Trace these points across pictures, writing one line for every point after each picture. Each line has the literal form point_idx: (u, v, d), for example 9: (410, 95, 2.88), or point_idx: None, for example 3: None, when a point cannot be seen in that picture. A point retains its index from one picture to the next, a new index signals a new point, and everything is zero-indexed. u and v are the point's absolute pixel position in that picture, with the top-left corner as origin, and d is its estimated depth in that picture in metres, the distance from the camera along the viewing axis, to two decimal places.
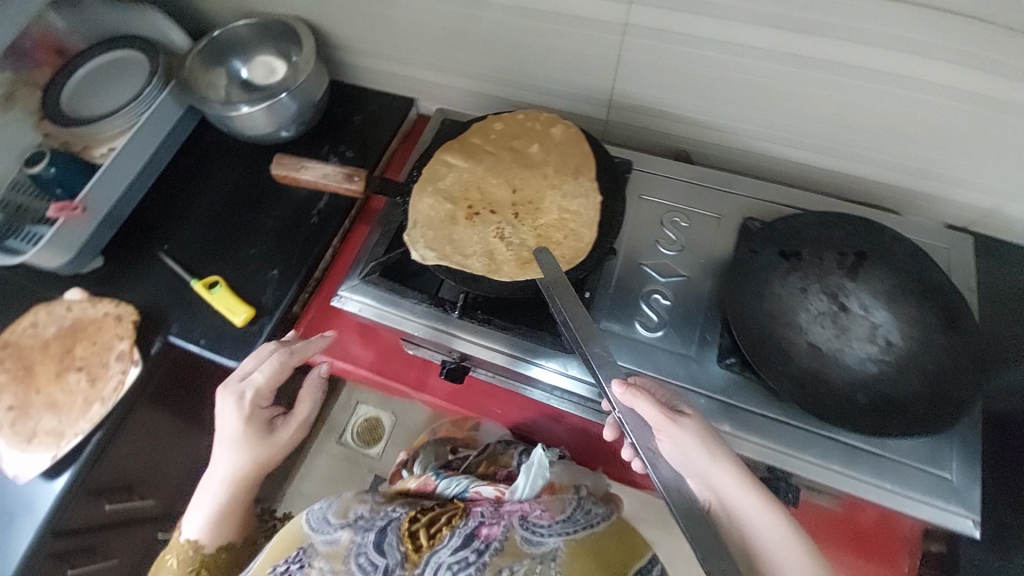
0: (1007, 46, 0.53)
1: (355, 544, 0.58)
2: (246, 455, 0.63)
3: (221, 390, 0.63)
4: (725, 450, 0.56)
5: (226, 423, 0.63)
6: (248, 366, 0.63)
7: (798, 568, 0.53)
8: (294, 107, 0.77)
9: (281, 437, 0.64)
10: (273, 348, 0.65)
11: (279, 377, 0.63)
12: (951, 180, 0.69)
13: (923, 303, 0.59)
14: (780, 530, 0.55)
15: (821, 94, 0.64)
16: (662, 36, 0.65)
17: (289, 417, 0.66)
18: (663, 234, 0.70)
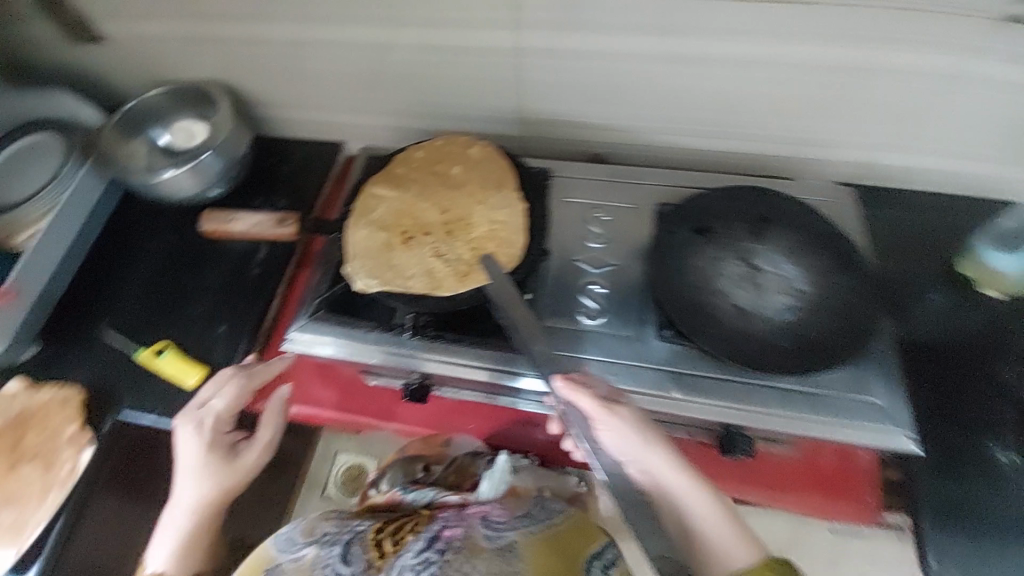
0: (872, 23, 0.70)
1: (321, 558, 0.61)
2: (210, 481, 0.66)
3: (181, 420, 0.68)
4: (659, 435, 0.60)
5: (189, 452, 0.67)
6: (206, 394, 0.69)
7: (727, 548, 0.57)
8: (219, 165, 0.90)
9: (244, 460, 0.68)
10: (231, 374, 0.71)
11: (236, 400, 0.69)
12: (822, 142, 0.86)
13: (822, 251, 0.69)
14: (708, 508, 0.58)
15: (700, 83, 0.81)
16: (553, 54, 0.81)
17: (251, 439, 0.69)
18: (589, 230, 0.78)
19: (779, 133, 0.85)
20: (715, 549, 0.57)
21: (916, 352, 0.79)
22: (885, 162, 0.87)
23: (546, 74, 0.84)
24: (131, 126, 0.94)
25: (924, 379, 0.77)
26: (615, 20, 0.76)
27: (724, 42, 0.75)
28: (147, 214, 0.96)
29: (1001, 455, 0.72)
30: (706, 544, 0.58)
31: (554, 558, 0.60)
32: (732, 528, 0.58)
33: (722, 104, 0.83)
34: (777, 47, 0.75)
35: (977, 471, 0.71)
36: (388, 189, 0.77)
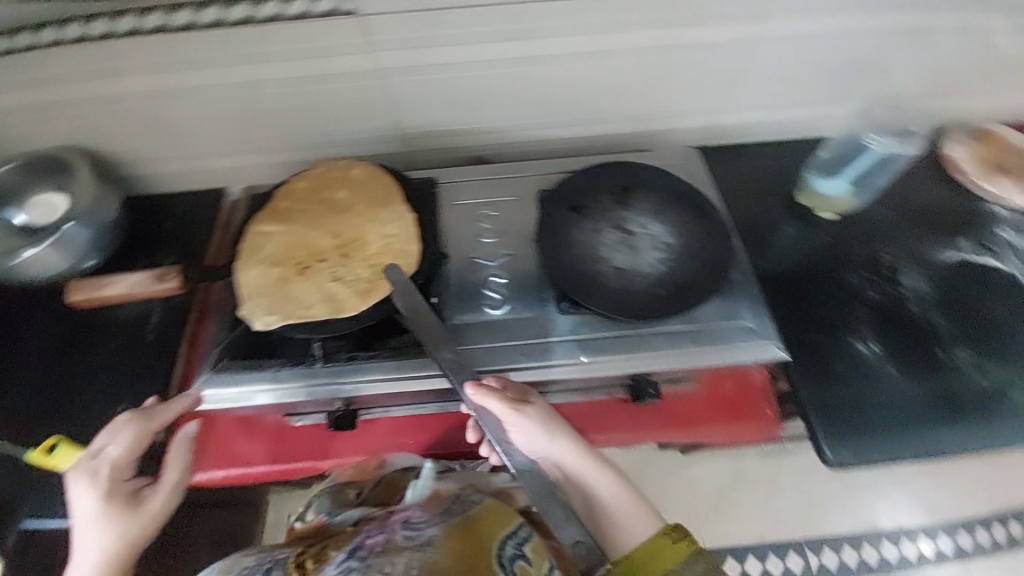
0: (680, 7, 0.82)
1: None
2: (111, 534, 0.59)
3: (73, 475, 0.62)
4: (565, 426, 0.69)
5: (85, 507, 0.61)
6: (102, 443, 0.65)
7: (629, 522, 0.67)
8: (87, 233, 0.84)
9: (149, 505, 0.62)
10: (127, 419, 0.67)
11: (137, 445, 0.65)
12: (669, 115, 0.97)
13: (678, 206, 0.79)
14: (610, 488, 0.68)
15: (557, 76, 0.88)
16: (417, 70, 0.85)
17: (157, 483, 0.64)
18: (481, 227, 0.83)
19: (633, 113, 0.96)
20: (620, 525, 0.67)
21: (779, 279, 0.91)
22: (723, 124, 1.01)
23: (415, 89, 0.87)
24: None
25: (789, 297, 0.90)
26: (468, 30, 0.81)
27: (566, 39, 0.84)
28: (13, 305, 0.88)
29: (860, 346, 0.86)
30: (612, 521, 0.67)
31: (470, 540, 0.58)
32: (631, 502, 0.68)
33: (579, 94, 0.91)
34: (612, 37, 0.84)
35: (845, 364, 0.85)
36: (275, 224, 0.77)
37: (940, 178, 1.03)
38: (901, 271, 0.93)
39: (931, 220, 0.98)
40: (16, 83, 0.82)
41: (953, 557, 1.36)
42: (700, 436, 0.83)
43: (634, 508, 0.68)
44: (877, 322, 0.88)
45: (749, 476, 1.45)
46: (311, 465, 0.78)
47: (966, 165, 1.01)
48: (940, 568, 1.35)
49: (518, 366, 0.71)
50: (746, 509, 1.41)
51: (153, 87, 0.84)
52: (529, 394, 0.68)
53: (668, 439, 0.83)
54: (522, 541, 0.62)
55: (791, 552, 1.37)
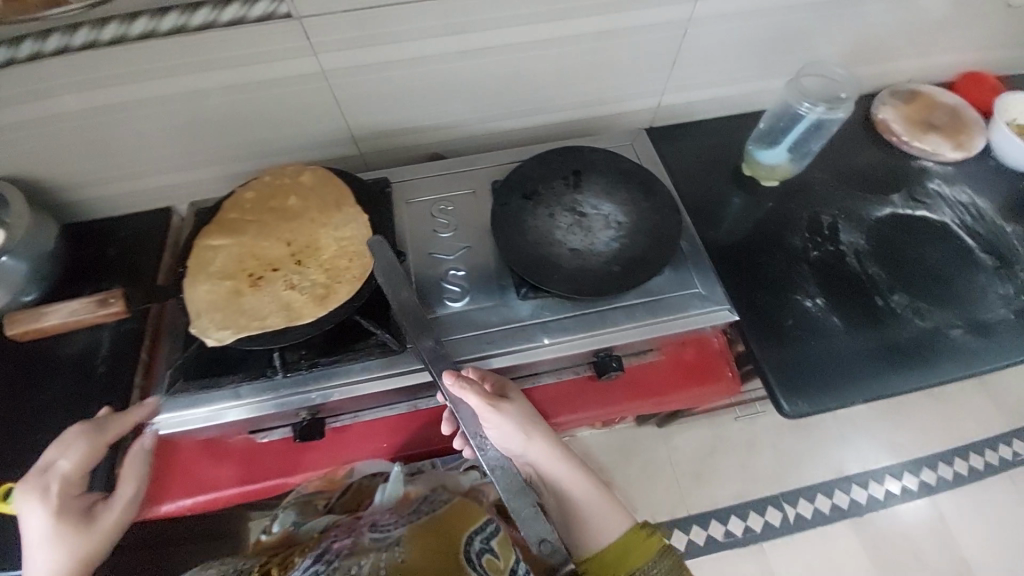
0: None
1: None
2: (62, 551, 0.56)
3: (17, 491, 0.59)
4: (541, 422, 0.72)
5: (32, 525, 0.57)
6: (50, 457, 0.61)
7: (596, 522, 0.69)
8: (23, 266, 0.80)
9: (105, 520, 0.60)
10: (77, 432, 0.63)
11: (89, 458, 0.62)
12: (616, 98, 1.00)
13: (627, 185, 0.81)
14: (580, 485, 0.71)
15: (504, 67, 0.88)
16: (363, 70, 0.83)
17: (112, 498, 0.62)
18: (438, 222, 0.83)
19: (581, 98, 0.98)
20: (590, 524, 0.69)
21: (730, 248, 0.96)
22: (667, 103, 1.05)
23: (362, 88, 0.86)
24: None
25: (740, 263, 0.94)
26: (414, 25, 0.78)
27: (515, 29, 0.83)
28: None
29: (808, 303, 0.91)
30: (581, 519, 0.69)
31: (438, 540, 0.62)
32: (601, 498, 0.70)
33: (527, 84, 0.92)
34: (562, 24, 0.84)
35: (795, 321, 0.89)
36: (224, 237, 0.75)
37: (876, 141, 1.09)
38: (841, 230, 0.99)
39: (866, 179, 1.04)
40: None
41: (917, 492, 1.45)
42: (667, 402, 0.87)
43: (604, 505, 0.70)
44: (822, 279, 0.93)
45: (724, 439, 1.51)
46: (283, 481, 0.78)
47: (897, 127, 1.08)
48: (906, 503, 1.44)
49: (483, 355, 0.72)
50: (726, 470, 1.47)
51: (81, 107, 0.78)
52: (506, 389, 0.70)
53: (637, 409, 0.86)
54: (489, 535, 0.67)
55: (771, 507, 1.43)
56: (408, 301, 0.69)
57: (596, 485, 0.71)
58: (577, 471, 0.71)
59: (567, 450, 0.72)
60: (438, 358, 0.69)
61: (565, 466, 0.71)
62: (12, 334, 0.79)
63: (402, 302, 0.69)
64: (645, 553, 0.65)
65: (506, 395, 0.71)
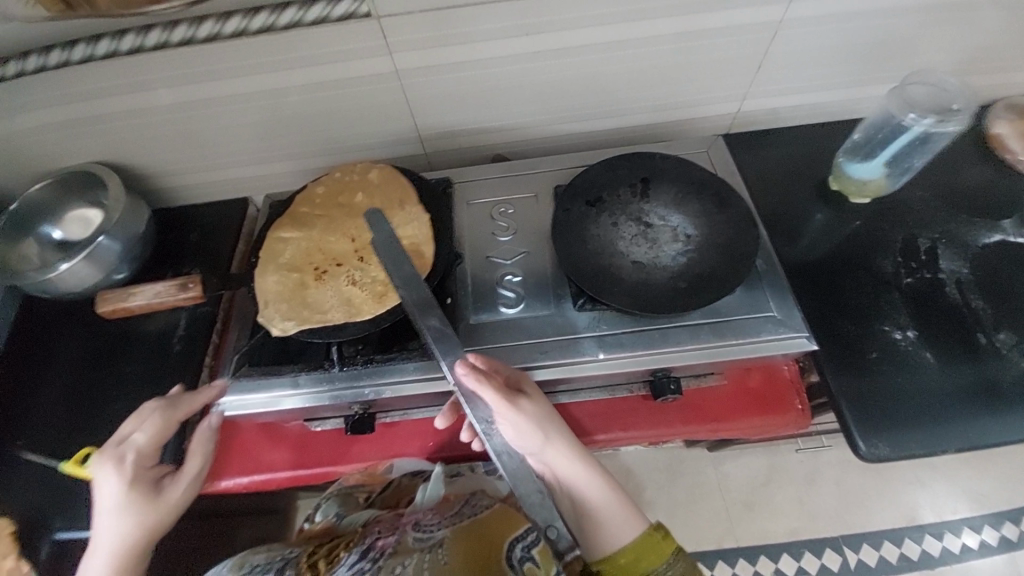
0: None
1: None
2: (133, 522, 0.60)
3: (97, 459, 0.63)
4: (559, 422, 0.67)
5: (107, 492, 0.61)
6: (127, 430, 0.65)
7: (614, 526, 0.65)
8: (118, 246, 0.87)
9: (169, 496, 0.63)
10: (152, 406, 0.67)
11: (163, 433, 0.65)
12: (693, 103, 0.95)
13: (700, 195, 0.77)
14: (597, 489, 0.66)
15: (576, 69, 0.86)
16: (432, 70, 0.83)
17: (179, 473, 0.65)
18: (498, 225, 0.82)
19: (654, 102, 0.94)
20: (607, 529, 0.65)
21: (807, 270, 0.88)
22: (748, 109, 0.98)
23: (434, 88, 0.86)
24: (13, 231, 0.89)
25: (818, 286, 0.87)
26: (488, 25, 0.78)
27: (591, 29, 0.80)
28: (50, 320, 0.91)
29: (897, 335, 0.82)
30: (599, 524, 0.65)
31: (480, 543, 0.59)
32: (617, 503, 0.66)
33: (599, 88, 0.90)
34: (643, 25, 0.80)
35: (881, 355, 0.81)
36: (294, 230, 0.78)
37: (988, 158, 0.97)
38: (940, 255, 0.88)
39: (972, 202, 0.93)
40: (54, 102, 0.83)
41: (1005, 552, 1.28)
42: (727, 429, 0.81)
43: (623, 511, 0.65)
44: (912, 309, 0.84)
45: (782, 470, 1.41)
46: (333, 468, 0.80)
47: (1014, 144, 0.96)
48: (993, 565, 1.27)
49: (535, 364, 0.71)
50: (782, 504, 1.37)
51: (175, 101, 0.84)
52: (523, 385, 0.66)
53: (694, 435, 0.82)
54: (532, 544, 0.59)
55: (828, 548, 1.31)
56: (410, 277, 0.69)
57: (614, 490, 0.67)
58: (595, 474, 0.67)
59: (586, 453, 0.68)
60: (444, 338, 0.67)
61: (582, 469, 0.67)
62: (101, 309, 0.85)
63: (405, 277, 0.69)
64: (660, 556, 0.61)
65: (522, 389, 0.67)
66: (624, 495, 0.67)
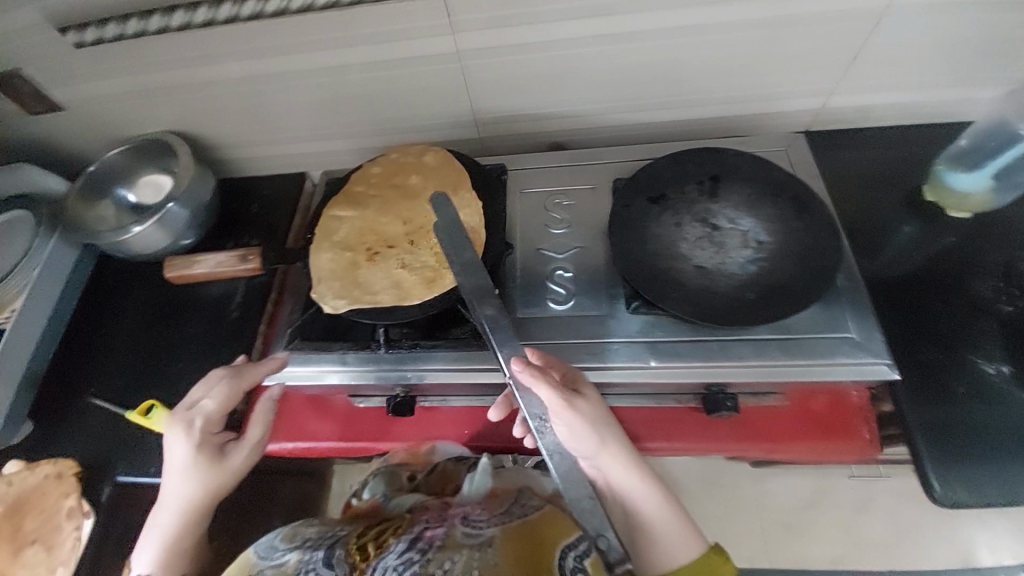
0: None
1: (304, 562, 0.61)
2: (200, 484, 0.63)
3: (169, 422, 0.65)
4: (615, 426, 0.63)
5: (177, 453, 0.64)
6: (196, 395, 0.66)
7: (670, 542, 0.60)
8: (185, 213, 0.91)
9: (233, 462, 0.66)
10: (219, 373, 0.68)
11: (229, 402, 0.66)
12: (774, 96, 0.87)
13: (775, 199, 0.70)
14: (653, 501, 0.62)
15: (647, 56, 0.80)
16: (494, 51, 0.80)
17: (241, 439, 0.68)
18: (551, 217, 0.79)
19: (727, 94, 0.87)
20: (662, 546, 0.61)
21: (890, 288, 0.80)
22: (835, 106, 0.89)
23: (495, 70, 0.83)
24: (93, 192, 0.95)
25: (901, 307, 0.78)
26: (557, 6, 0.74)
27: (668, 12, 0.74)
28: (123, 278, 0.97)
29: (989, 368, 0.73)
30: (653, 539, 0.61)
31: (530, 547, 0.59)
32: (673, 518, 0.61)
33: (669, 76, 0.84)
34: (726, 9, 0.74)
35: (971, 391, 0.72)
36: (348, 209, 0.78)
37: None
38: None
39: None
40: (133, 71, 0.86)
41: None
42: (783, 452, 0.75)
43: (680, 526, 0.61)
44: (1013, 341, 0.74)
45: (830, 497, 1.31)
46: (372, 446, 0.81)
47: None
48: None
49: (581, 365, 0.68)
50: (828, 532, 1.28)
51: (243, 74, 0.86)
52: (580, 384, 0.62)
53: (746, 455, 0.76)
54: (583, 555, 0.59)
55: None
56: (470, 262, 0.66)
57: (671, 504, 0.62)
58: (651, 485, 0.62)
59: (642, 462, 0.63)
60: (500, 328, 0.63)
61: (639, 478, 0.62)
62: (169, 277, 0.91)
63: (466, 264, 0.66)
64: None
65: (579, 390, 0.63)
66: (680, 510, 0.63)
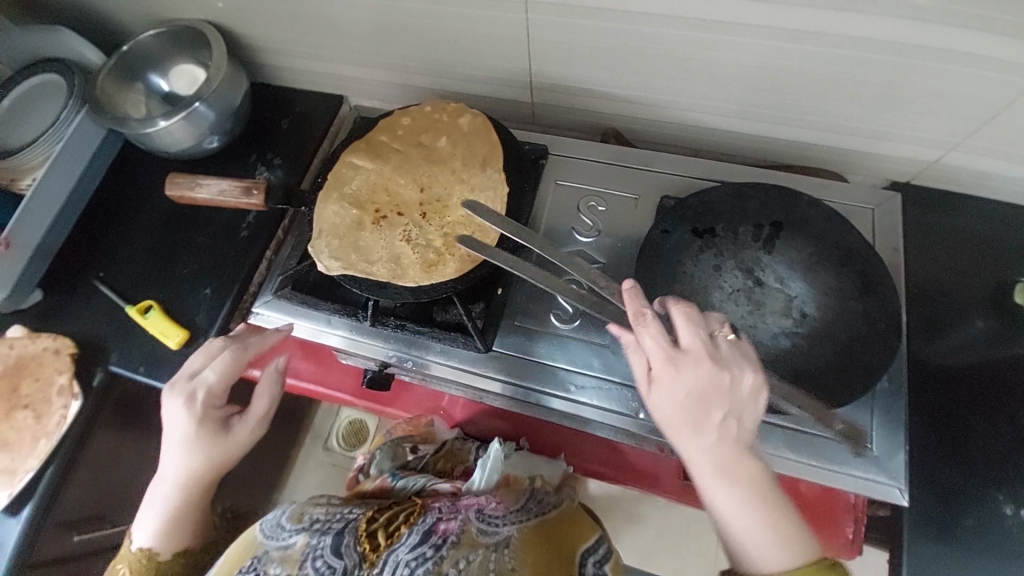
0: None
1: (310, 548, 0.54)
2: (201, 459, 0.61)
3: (169, 393, 0.62)
4: (706, 403, 0.46)
5: (178, 426, 0.62)
6: (196, 366, 0.63)
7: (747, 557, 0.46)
8: (212, 115, 0.86)
9: (236, 438, 0.63)
10: (221, 344, 0.65)
11: (230, 375, 0.63)
12: (882, 135, 0.73)
13: (839, 267, 0.60)
14: (721, 491, 0.46)
15: (739, 58, 0.68)
16: (565, 10, 0.68)
17: (245, 415, 0.64)
18: (580, 221, 0.71)
19: (822, 120, 0.73)
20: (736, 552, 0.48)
21: (935, 383, 0.71)
22: (949, 162, 0.74)
23: (562, 32, 0.72)
24: (125, 73, 0.90)
25: (938, 411, 0.69)
26: None
27: (792, 11, 0.60)
28: (146, 168, 0.95)
29: (1009, 509, 0.65)
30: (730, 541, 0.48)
31: (552, 552, 0.56)
32: (750, 524, 0.46)
33: (762, 84, 0.71)
34: (857, 22, 0.59)
35: (978, 526, 0.64)
36: (367, 160, 0.71)
37: None
38: None
39: None
40: None
41: None
42: None
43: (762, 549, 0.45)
44: None
45: None
46: (373, 405, 0.81)
47: None
48: None
49: (558, 394, 0.64)
50: None
51: None
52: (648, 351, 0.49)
53: None
54: (602, 560, 0.60)
55: None
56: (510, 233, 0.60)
57: (761, 504, 0.46)
58: (732, 475, 0.46)
59: (742, 449, 0.47)
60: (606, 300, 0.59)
61: (716, 464, 0.46)
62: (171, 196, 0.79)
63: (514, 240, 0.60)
64: None
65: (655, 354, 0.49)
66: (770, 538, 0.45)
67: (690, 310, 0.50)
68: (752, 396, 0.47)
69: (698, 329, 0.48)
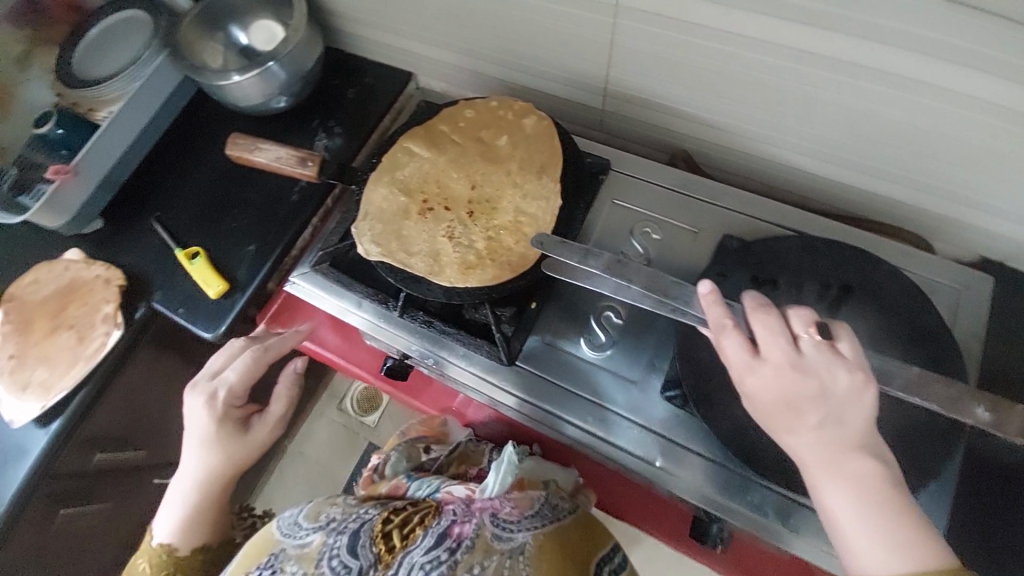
0: None
1: (327, 547, 0.54)
2: (221, 453, 0.68)
3: (193, 392, 0.69)
4: (793, 407, 0.44)
5: (199, 423, 0.68)
6: (218, 367, 0.71)
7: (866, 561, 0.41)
8: (283, 76, 0.86)
9: (256, 434, 0.70)
10: (242, 345, 0.73)
11: (250, 375, 0.70)
12: (985, 207, 0.66)
13: (909, 349, 0.55)
14: (834, 493, 0.43)
15: (838, 100, 0.61)
16: (656, 20, 0.63)
17: (263, 414, 0.71)
18: (631, 245, 0.67)
19: (919, 180, 0.66)
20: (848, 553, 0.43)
21: (989, 481, 0.63)
22: None
23: (648, 43, 0.67)
24: (208, 22, 0.91)
25: (985, 511, 0.62)
26: None
27: (910, 55, 0.53)
28: (214, 118, 0.98)
29: None
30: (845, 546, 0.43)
31: (568, 564, 0.55)
32: (874, 531, 0.41)
33: (857, 131, 0.64)
34: (988, 81, 0.52)
35: None
36: (424, 148, 0.70)
37: None
38: None
39: None
40: None
41: None
42: None
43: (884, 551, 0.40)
44: None
45: None
46: (388, 387, 0.84)
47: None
48: None
49: (575, 423, 0.61)
50: None
51: None
52: (736, 343, 0.47)
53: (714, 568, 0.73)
54: (617, 568, 0.61)
55: None
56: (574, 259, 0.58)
57: (883, 513, 0.41)
58: (842, 476, 0.43)
59: (851, 451, 0.43)
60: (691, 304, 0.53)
61: (818, 461, 0.44)
62: (229, 155, 0.80)
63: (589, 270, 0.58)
64: None
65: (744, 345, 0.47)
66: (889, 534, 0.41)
67: (771, 310, 0.47)
68: (849, 397, 0.44)
69: (778, 334, 0.46)
